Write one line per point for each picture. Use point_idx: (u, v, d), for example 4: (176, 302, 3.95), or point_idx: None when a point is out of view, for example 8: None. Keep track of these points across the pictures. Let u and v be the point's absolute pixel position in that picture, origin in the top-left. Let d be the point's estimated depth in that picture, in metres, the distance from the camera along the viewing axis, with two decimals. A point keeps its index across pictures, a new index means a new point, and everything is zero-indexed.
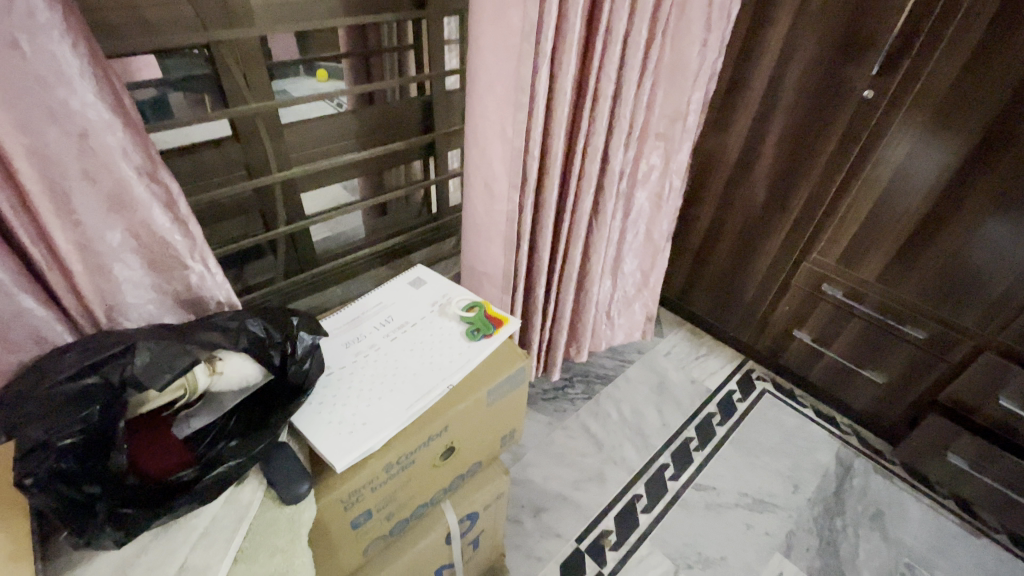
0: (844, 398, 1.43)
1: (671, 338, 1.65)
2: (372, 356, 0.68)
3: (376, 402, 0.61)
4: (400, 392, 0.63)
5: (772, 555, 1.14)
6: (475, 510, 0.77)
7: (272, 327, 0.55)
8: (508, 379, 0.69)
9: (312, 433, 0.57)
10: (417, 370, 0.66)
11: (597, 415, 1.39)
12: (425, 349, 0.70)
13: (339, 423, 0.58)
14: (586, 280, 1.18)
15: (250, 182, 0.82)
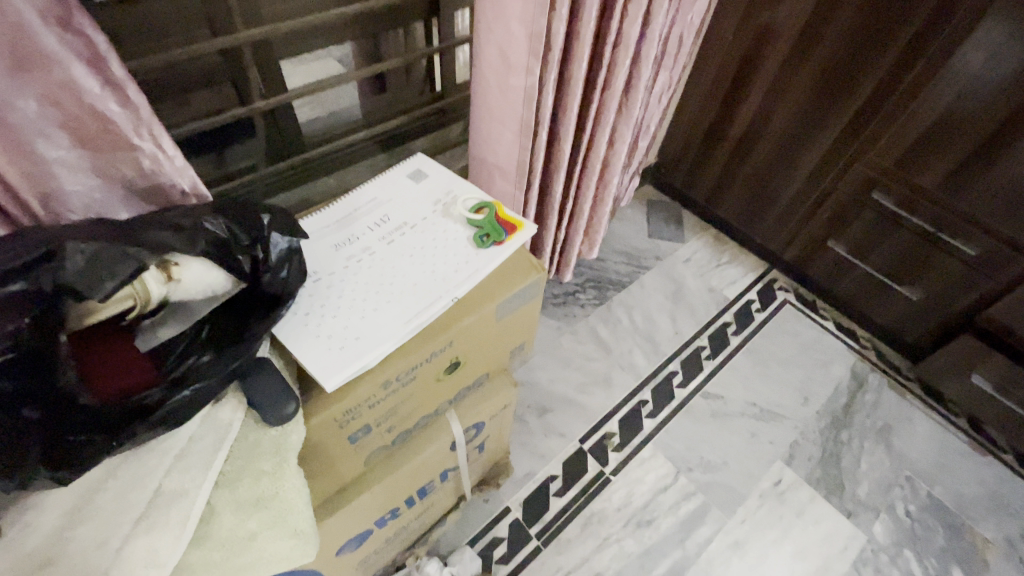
0: (869, 313, 1.36)
1: (692, 243, 1.55)
2: (365, 261, 0.59)
3: (371, 314, 0.54)
4: (398, 304, 0.55)
5: (774, 463, 1.15)
6: (481, 420, 0.74)
7: (240, 228, 0.46)
8: (520, 293, 0.61)
9: (299, 347, 0.50)
10: (417, 279, 0.58)
11: (608, 321, 1.34)
12: (427, 255, 0.61)
13: (329, 337, 0.51)
14: (607, 171, 1.05)
15: (218, 41, 0.67)
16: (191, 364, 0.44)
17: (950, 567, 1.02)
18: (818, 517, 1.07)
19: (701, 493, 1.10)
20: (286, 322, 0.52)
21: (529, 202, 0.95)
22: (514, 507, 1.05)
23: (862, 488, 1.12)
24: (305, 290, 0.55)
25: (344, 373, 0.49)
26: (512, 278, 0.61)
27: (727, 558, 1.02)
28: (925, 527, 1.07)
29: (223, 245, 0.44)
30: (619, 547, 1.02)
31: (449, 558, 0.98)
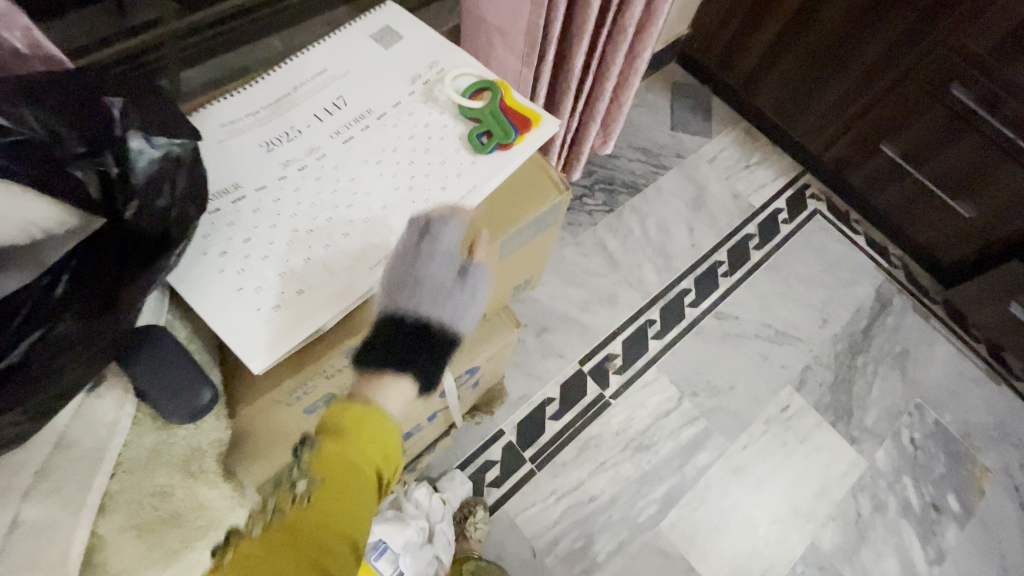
0: (908, 228, 1.22)
1: (718, 139, 1.33)
2: (314, 172, 0.46)
3: (318, 256, 0.43)
4: (356, 241, 0.44)
5: (783, 388, 1.08)
6: (476, 365, 0.62)
7: (64, 128, 0.36)
8: (535, 220, 0.50)
9: (213, 308, 0.40)
10: (382, 198, 0.45)
11: (616, 230, 1.18)
12: (396, 166, 0.47)
13: (259, 291, 0.41)
14: (639, 41, 0.82)
15: None
16: (46, 334, 0.33)
17: (946, 494, 1.01)
18: (822, 443, 1.04)
19: (704, 418, 1.04)
20: (201, 266, 0.41)
21: (538, 83, 0.74)
22: (508, 431, 0.99)
23: (869, 415, 1.07)
24: (227, 218, 0.43)
25: (283, 345, 0.40)
26: (529, 200, 0.49)
27: (724, 483, 0.99)
28: (927, 455, 1.04)
29: (44, 152, 0.36)
30: (615, 471, 0.98)
31: (438, 483, 0.93)
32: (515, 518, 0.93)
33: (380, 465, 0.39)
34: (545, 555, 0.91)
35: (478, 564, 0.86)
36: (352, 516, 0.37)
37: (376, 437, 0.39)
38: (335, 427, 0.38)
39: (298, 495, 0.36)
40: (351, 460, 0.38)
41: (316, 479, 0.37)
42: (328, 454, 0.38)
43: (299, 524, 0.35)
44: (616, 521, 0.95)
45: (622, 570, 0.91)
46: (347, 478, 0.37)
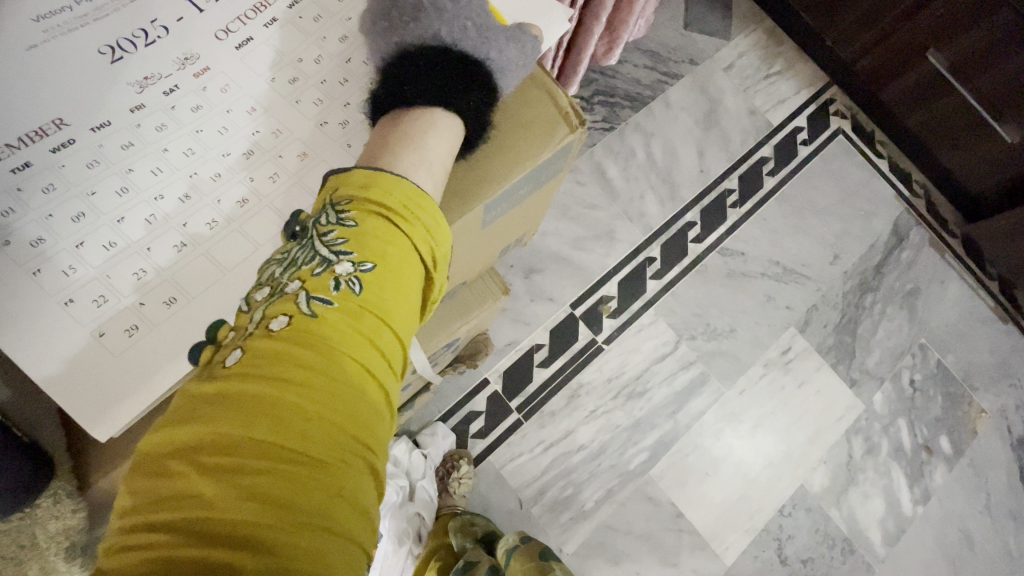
0: (938, 153, 1.09)
1: (737, 41, 1.14)
2: (181, 108, 0.33)
3: (196, 240, 0.32)
4: (248, 220, 0.33)
5: (786, 330, 1.01)
6: (455, 339, 0.54)
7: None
8: (534, 172, 0.41)
9: (43, 323, 0.29)
10: (296, 138, 0.34)
11: (617, 153, 1.03)
12: (304, 105, 0.35)
13: (100, 302, 0.30)
14: None
15: None
16: None
17: (939, 435, 1.00)
18: (821, 387, 0.99)
19: (702, 363, 0.97)
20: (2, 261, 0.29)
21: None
22: (493, 379, 0.91)
23: (872, 356, 1.02)
24: (42, 181, 0.30)
25: (140, 379, 0.30)
26: (529, 146, 0.39)
27: (719, 429, 0.95)
28: (925, 397, 1.02)
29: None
30: (606, 419, 0.93)
31: (419, 438, 0.87)
32: (500, 469, 0.89)
33: (430, 260, 0.32)
34: (532, 505, 0.88)
35: (462, 520, 0.82)
36: (406, 309, 0.30)
37: (434, 214, 0.32)
38: (384, 203, 0.30)
39: (341, 281, 0.29)
40: (405, 244, 0.30)
41: (363, 264, 0.29)
42: (373, 232, 0.30)
43: (349, 311, 0.28)
44: (605, 470, 0.91)
45: (611, 518, 0.89)
46: (402, 263, 0.30)
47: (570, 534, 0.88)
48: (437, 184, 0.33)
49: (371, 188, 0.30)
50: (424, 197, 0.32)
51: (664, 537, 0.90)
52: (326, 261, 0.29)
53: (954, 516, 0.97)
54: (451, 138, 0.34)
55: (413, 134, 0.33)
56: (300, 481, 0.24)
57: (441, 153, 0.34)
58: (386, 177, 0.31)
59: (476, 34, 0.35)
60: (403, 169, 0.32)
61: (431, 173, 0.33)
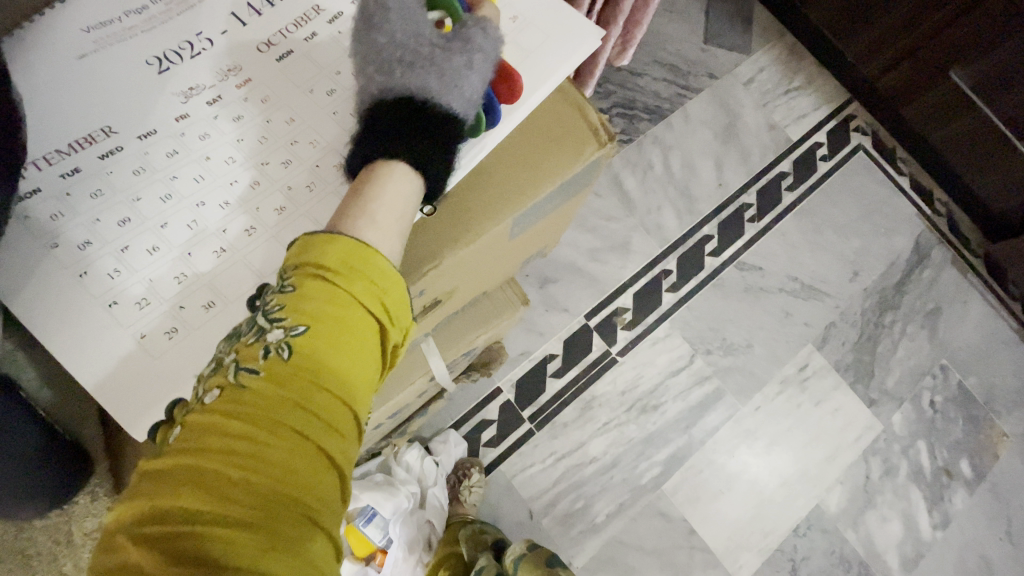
0: (961, 172, 1.07)
1: (758, 57, 1.14)
2: (222, 118, 0.34)
3: (235, 246, 0.32)
4: (285, 229, 0.33)
5: (803, 347, 1.00)
6: (474, 348, 0.55)
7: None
8: (563, 184, 0.41)
9: (86, 323, 0.30)
10: (333, 150, 0.35)
11: (634, 165, 1.03)
12: (341, 116, 0.36)
13: (142, 305, 0.30)
14: None
15: None
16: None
17: (959, 459, 0.98)
18: (838, 406, 0.98)
19: (717, 377, 0.97)
20: (52, 264, 0.30)
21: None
22: (506, 388, 0.91)
23: (892, 376, 1.01)
24: (90, 186, 0.31)
25: (179, 379, 0.30)
26: (557, 160, 0.40)
27: (733, 446, 0.94)
28: (945, 419, 1.00)
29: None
30: (618, 432, 0.92)
31: (431, 445, 0.87)
32: (511, 479, 0.89)
33: (381, 310, 0.30)
34: (542, 516, 0.88)
35: (473, 528, 0.82)
36: (348, 365, 0.29)
37: (378, 266, 0.30)
38: (317, 263, 0.29)
39: (271, 348, 0.28)
40: (341, 302, 0.29)
41: (294, 328, 0.28)
42: (306, 294, 0.29)
43: (280, 378, 0.27)
44: (617, 483, 0.90)
45: (622, 532, 0.88)
46: (336, 323, 0.29)
47: (580, 547, 0.87)
48: (385, 235, 0.31)
49: (304, 252, 0.29)
50: (362, 248, 0.30)
51: (676, 554, 0.88)
52: (260, 329, 0.28)
53: (975, 543, 0.94)
54: (410, 188, 0.32)
55: (357, 187, 0.31)
56: (226, 550, 0.24)
57: (389, 201, 0.31)
58: (320, 239, 0.30)
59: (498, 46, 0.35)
60: (341, 227, 0.30)
61: (377, 224, 0.31)
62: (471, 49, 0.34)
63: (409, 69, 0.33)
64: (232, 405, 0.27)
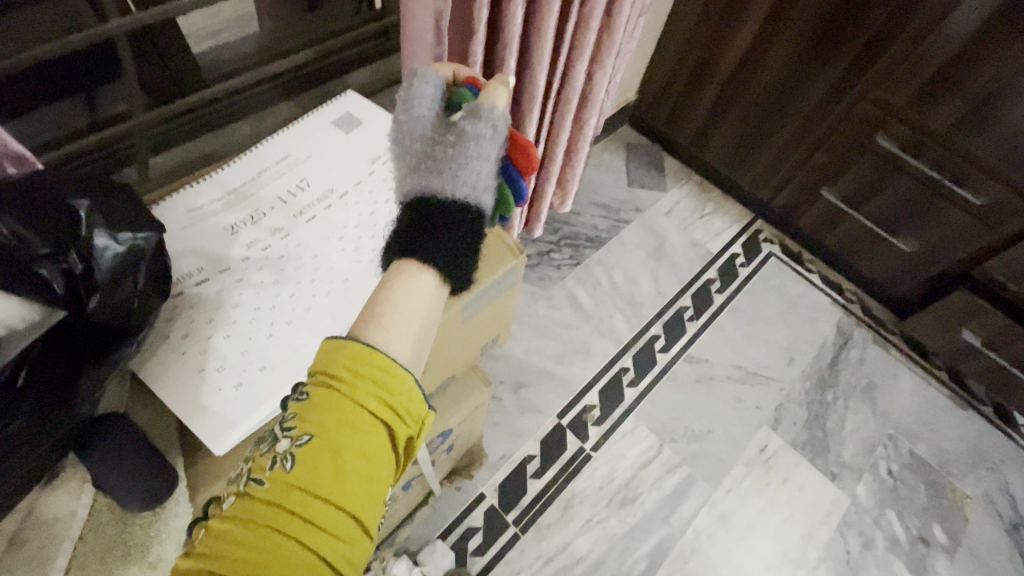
0: (858, 265, 1.29)
1: (674, 192, 1.42)
2: (274, 250, 0.49)
3: (280, 331, 0.45)
4: (314, 319, 0.46)
5: (760, 429, 1.09)
6: (449, 429, 0.65)
7: (31, 233, 0.36)
8: (498, 281, 0.57)
9: (181, 389, 0.42)
10: (346, 273, 0.49)
11: (585, 282, 1.23)
12: (355, 249, 0.50)
13: (220, 369, 0.43)
14: (583, 110, 0.94)
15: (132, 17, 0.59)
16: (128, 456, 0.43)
17: (930, 525, 1.02)
18: (804, 482, 1.04)
19: (686, 465, 1.03)
20: (163, 346, 0.44)
21: None
22: (489, 493, 0.96)
23: (847, 449, 1.09)
24: (188, 300, 0.45)
25: (236, 421, 0.41)
26: (490, 266, 0.56)
27: (713, 532, 0.97)
28: (907, 486, 1.06)
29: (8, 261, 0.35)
30: (602, 528, 0.96)
31: (420, 557, 0.89)
32: None
33: (377, 417, 0.37)
34: None
35: None
36: (343, 470, 0.35)
37: (380, 366, 0.38)
38: (328, 375, 0.37)
39: (279, 459, 0.35)
40: (342, 412, 0.36)
41: (301, 440, 0.35)
42: (314, 408, 0.36)
43: (284, 484, 0.34)
44: None
45: None
46: (335, 431, 0.35)
47: None
48: (389, 334, 0.39)
49: (317, 367, 0.37)
50: (364, 354, 0.37)
51: None
52: (273, 440, 0.36)
53: None
54: (420, 286, 0.42)
55: (371, 301, 0.41)
56: None
57: (394, 314, 0.40)
58: (339, 347, 0.38)
59: (493, 132, 0.46)
60: (359, 335, 0.39)
61: (383, 326, 0.39)
62: (474, 136, 0.45)
63: (429, 163, 0.45)
64: (245, 513, 0.34)
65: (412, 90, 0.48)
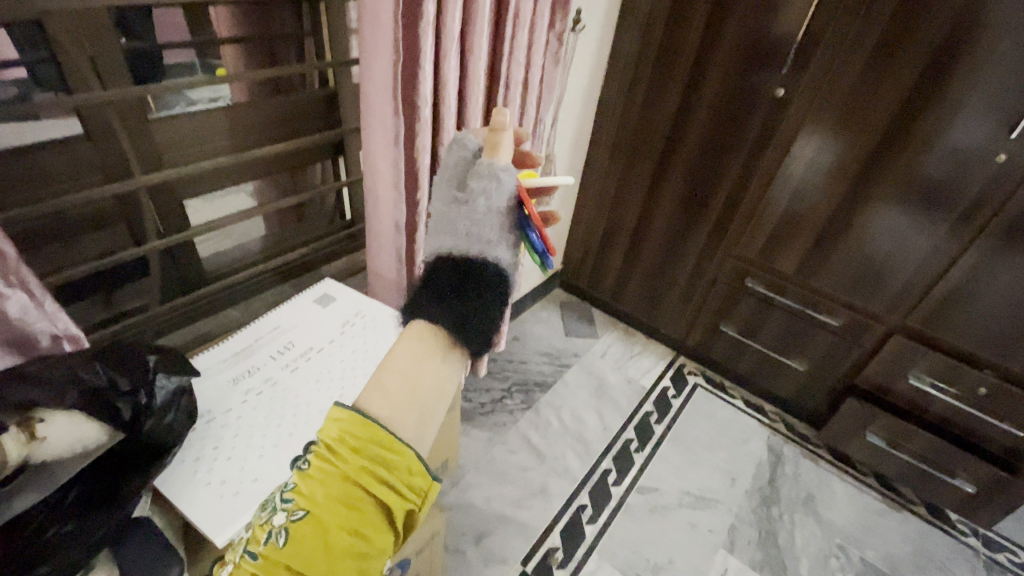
0: (769, 387, 1.47)
1: (606, 339, 1.65)
2: (266, 393, 0.56)
3: (269, 452, 0.50)
4: (297, 441, 0.51)
5: (717, 553, 1.13)
6: (408, 557, 0.70)
7: (119, 374, 0.42)
8: None
9: (187, 503, 0.44)
10: (323, 406, 0.56)
11: (537, 425, 1.35)
12: (332, 387, 0.58)
13: (221, 483, 0.46)
14: None
15: (159, 243, 0.77)
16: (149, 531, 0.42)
17: None
18: None
19: None
20: (170, 468, 0.47)
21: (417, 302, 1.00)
22: None
23: (803, 565, 1.13)
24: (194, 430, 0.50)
25: (226, 525, 0.43)
26: None
27: None
28: None
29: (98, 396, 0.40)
30: None
31: None
32: None
33: (371, 491, 0.37)
34: None
35: None
36: (330, 547, 0.36)
37: (380, 441, 0.38)
38: (330, 443, 0.38)
39: (273, 533, 0.36)
40: (338, 488, 0.37)
41: (295, 514, 0.36)
42: (312, 478, 0.37)
43: (273, 561, 0.36)
44: None
45: None
46: (328, 508, 0.36)
47: None
48: (390, 406, 0.39)
49: (323, 431, 0.39)
50: (363, 428, 0.38)
51: None
52: (272, 512, 0.37)
53: None
54: (427, 348, 0.41)
55: (385, 358, 0.41)
56: None
57: (399, 378, 0.40)
58: (346, 411, 0.39)
59: (497, 188, 0.47)
60: (366, 397, 0.39)
61: (388, 391, 0.40)
62: (483, 193, 0.47)
63: (443, 225, 0.48)
64: None
65: (448, 154, 0.54)
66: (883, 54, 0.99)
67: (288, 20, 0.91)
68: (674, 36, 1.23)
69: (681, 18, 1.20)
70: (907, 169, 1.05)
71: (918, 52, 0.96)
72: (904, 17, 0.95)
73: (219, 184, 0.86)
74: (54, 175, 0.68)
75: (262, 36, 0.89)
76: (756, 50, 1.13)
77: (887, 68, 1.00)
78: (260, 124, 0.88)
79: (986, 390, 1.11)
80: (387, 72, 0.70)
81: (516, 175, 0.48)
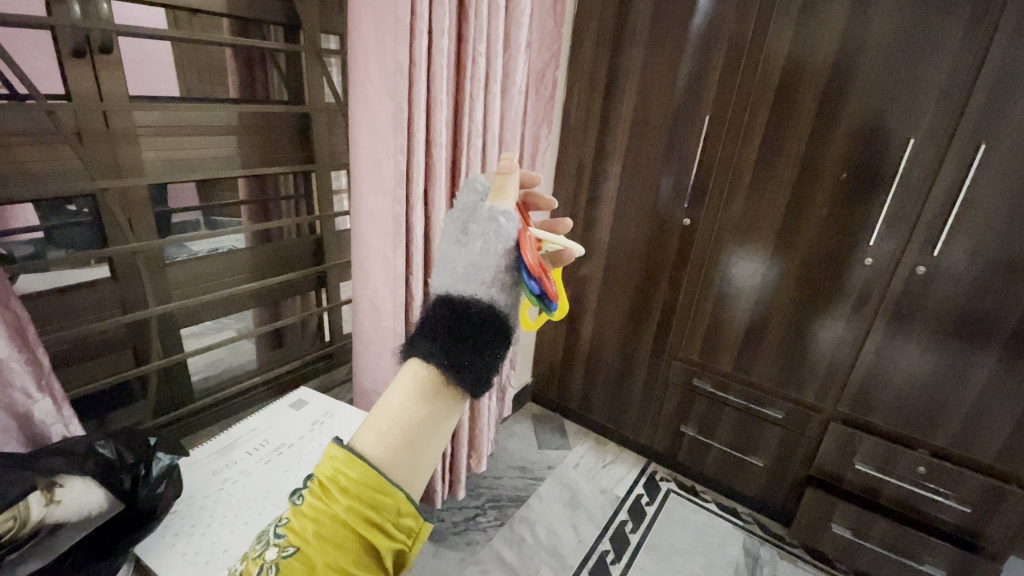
0: (737, 487, 1.51)
1: (578, 449, 1.70)
2: (240, 481, 0.64)
3: (240, 528, 0.58)
4: (265, 518, 0.59)
5: None
6: None
7: (126, 450, 0.55)
8: None
9: (167, 569, 0.52)
10: (290, 489, 0.64)
11: (511, 541, 1.34)
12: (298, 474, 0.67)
13: (196, 553, 0.54)
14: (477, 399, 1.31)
15: (157, 363, 0.90)
16: None
17: None
18: None
19: None
20: (152, 541, 0.55)
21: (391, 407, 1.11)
22: None
23: None
24: (177, 513, 0.59)
25: None
26: None
27: None
28: None
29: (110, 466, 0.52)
30: None
31: None
32: None
33: (359, 529, 0.43)
34: None
35: None
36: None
37: (369, 483, 0.43)
38: (327, 481, 0.44)
39: (267, 566, 0.44)
40: (326, 526, 0.44)
41: (288, 550, 0.44)
42: (308, 515, 0.44)
43: None
44: None
45: None
46: (315, 544, 0.43)
47: None
48: (381, 449, 0.44)
49: (324, 469, 0.45)
50: (355, 471, 0.43)
51: None
52: (265, 550, 0.45)
53: None
54: (416, 393, 0.45)
55: (382, 397, 0.45)
56: None
57: (390, 421, 0.44)
58: (343, 451, 0.44)
59: (498, 234, 0.51)
60: (361, 439, 0.45)
61: (381, 434, 0.44)
62: (486, 235, 0.51)
63: (445, 264, 0.52)
64: None
65: (461, 194, 0.58)
66: (756, 189, 1.27)
67: (285, 185, 1.15)
68: (598, 184, 1.53)
69: (602, 170, 1.51)
70: (799, 274, 1.26)
71: (780, 187, 1.24)
72: (764, 162, 1.24)
73: (216, 313, 1.01)
74: (81, 309, 0.83)
75: (268, 199, 1.13)
76: (664, 191, 1.41)
77: (762, 198, 1.26)
78: (254, 265, 1.06)
79: (925, 467, 1.18)
80: (387, 215, 0.94)
81: (516, 221, 0.53)
